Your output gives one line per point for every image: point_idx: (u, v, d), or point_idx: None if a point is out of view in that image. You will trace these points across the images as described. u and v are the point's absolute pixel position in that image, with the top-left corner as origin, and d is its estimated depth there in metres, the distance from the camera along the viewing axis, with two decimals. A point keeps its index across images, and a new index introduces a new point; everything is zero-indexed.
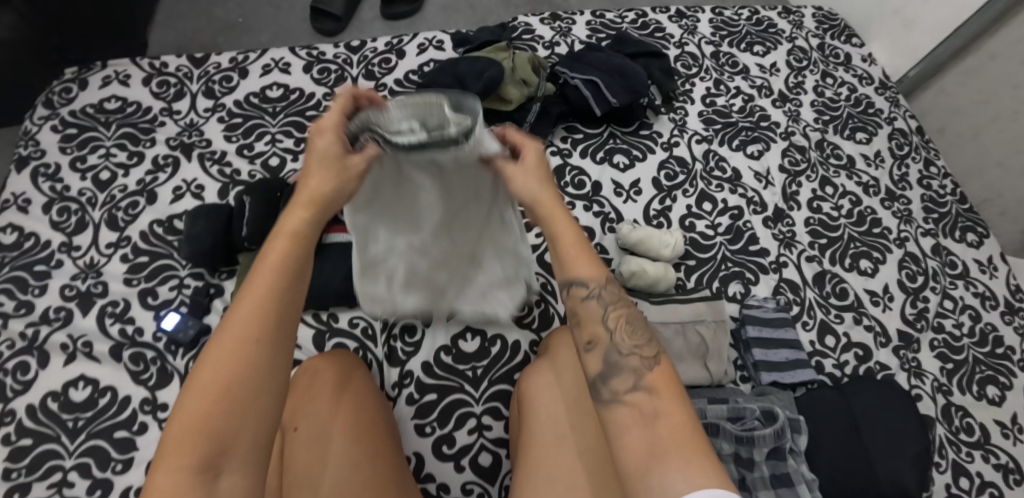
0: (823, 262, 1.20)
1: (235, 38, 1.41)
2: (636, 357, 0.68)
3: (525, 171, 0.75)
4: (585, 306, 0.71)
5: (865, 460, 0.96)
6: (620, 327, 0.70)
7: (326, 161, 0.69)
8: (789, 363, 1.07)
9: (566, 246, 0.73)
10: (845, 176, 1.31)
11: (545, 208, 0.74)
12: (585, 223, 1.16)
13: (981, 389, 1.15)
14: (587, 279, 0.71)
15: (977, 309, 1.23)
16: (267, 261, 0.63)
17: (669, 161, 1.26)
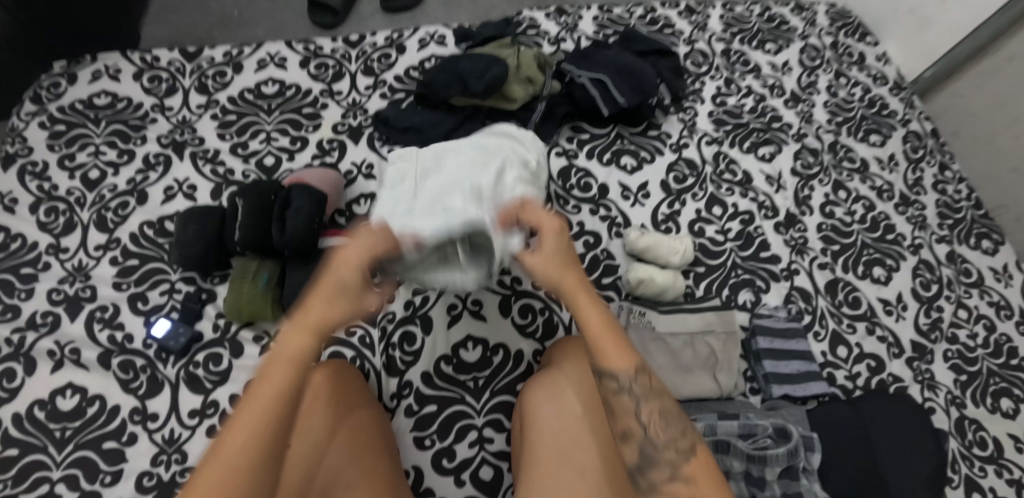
0: (835, 270, 1.17)
1: (230, 31, 1.37)
2: (672, 450, 0.72)
3: (548, 264, 0.77)
4: (617, 399, 0.74)
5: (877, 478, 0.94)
6: (654, 421, 0.74)
7: (327, 285, 0.70)
8: (801, 375, 1.04)
9: (599, 334, 0.75)
10: (858, 180, 1.28)
11: (576, 298, 0.77)
12: (592, 227, 1.12)
13: (997, 402, 1.12)
14: (620, 372, 0.74)
15: (993, 319, 1.19)
16: (272, 389, 0.65)
17: (678, 163, 1.22)
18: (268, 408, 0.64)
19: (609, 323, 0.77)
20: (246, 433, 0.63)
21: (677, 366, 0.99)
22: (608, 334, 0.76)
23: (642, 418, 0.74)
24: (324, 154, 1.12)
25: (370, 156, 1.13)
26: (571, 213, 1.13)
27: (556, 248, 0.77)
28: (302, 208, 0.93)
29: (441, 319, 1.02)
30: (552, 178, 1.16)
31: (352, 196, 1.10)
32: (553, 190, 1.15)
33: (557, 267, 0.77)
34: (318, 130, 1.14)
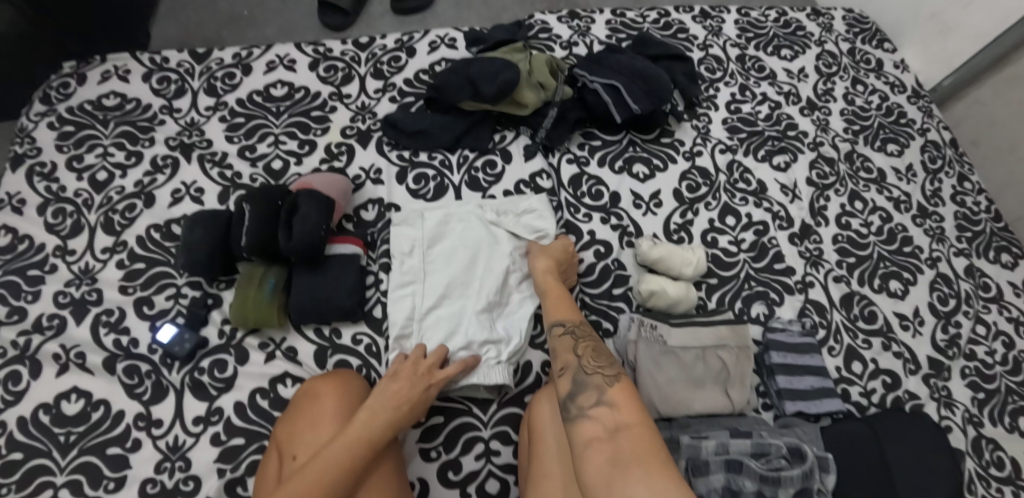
0: (851, 283, 1.15)
1: (240, 31, 1.36)
2: (600, 377, 0.75)
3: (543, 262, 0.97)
4: (561, 343, 0.83)
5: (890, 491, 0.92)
6: (587, 354, 0.80)
7: (407, 388, 0.85)
8: (814, 391, 1.02)
9: (558, 308, 0.90)
10: (875, 190, 1.25)
11: (550, 292, 0.93)
12: (602, 236, 1.10)
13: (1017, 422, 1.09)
14: (563, 322, 0.87)
15: (1013, 336, 1.16)
16: (345, 450, 0.75)
17: (691, 172, 1.20)
18: (347, 460, 0.74)
19: (569, 306, 0.90)
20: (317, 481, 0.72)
21: (689, 380, 0.97)
22: (567, 310, 0.88)
23: (579, 355, 0.80)
24: (332, 158, 1.11)
25: (378, 161, 1.12)
26: (582, 222, 1.11)
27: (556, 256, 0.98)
28: (309, 214, 0.92)
29: None
30: (563, 185, 1.15)
31: (361, 201, 1.08)
32: (564, 197, 1.13)
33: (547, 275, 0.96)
34: (326, 134, 1.13)
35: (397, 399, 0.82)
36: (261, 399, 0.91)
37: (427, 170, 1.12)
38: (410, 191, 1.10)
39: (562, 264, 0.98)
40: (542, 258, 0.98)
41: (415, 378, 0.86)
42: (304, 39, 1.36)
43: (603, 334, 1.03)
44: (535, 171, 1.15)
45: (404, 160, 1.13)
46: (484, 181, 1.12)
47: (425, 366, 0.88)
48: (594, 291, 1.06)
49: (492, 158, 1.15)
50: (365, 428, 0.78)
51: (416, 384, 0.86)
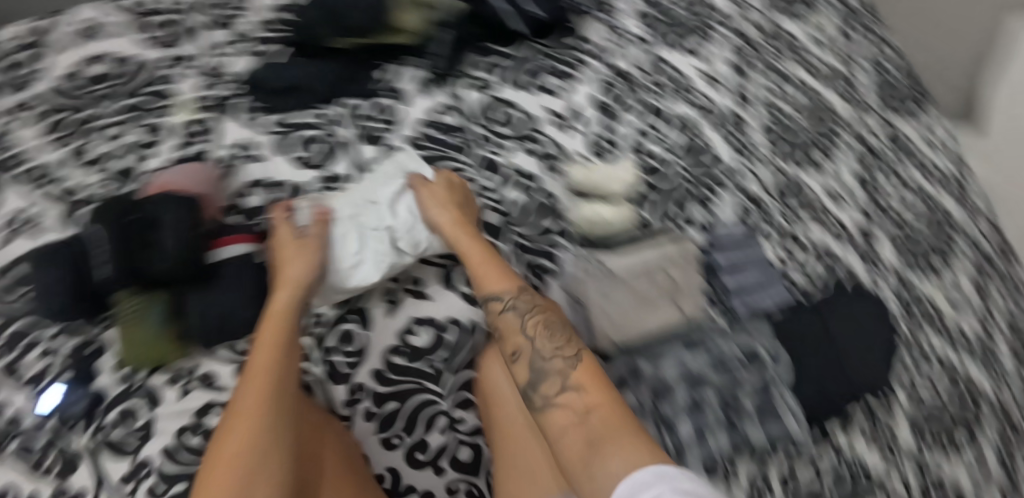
0: (785, 171, 1.11)
1: None
2: (560, 361, 0.69)
3: (437, 203, 0.89)
4: (501, 316, 0.78)
5: (841, 369, 0.93)
6: (540, 333, 0.74)
7: (289, 264, 0.84)
8: (760, 283, 0.98)
9: (477, 268, 0.83)
10: (796, 64, 1.24)
11: (459, 234, 0.87)
12: (527, 169, 0.99)
13: (960, 245, 1.10)
14: (498, 293, 0.80)
15: (948, 169, 1.18)
16: (266, 337, 0.76)
17: (605, 75, 1.11)
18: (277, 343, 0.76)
19: (488, 263, 0.84)
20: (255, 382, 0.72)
21: (638, 301, 0.89)
22: (502, 277, 0.81)
23: (530, 332, 0.74)
24: (191, 137, 0.93)
25: (251, 134, 0.95)
26: (500, 156, 1.00)
27: (447, 197, 0.90)
28: (171, 221, 0.80)
29: (381, 308, 0.90)
30: (472, 117, 1.02)
31: (237, 186, 0.92)
32: (477, 132, 1.01)
33: (445, 210, 0.88)
34: (175, 112, 0.95)
35: (286, 271, 0.83)
36: (192, 437, 0.80)
37: (309, 131, 0.96)
38: (298, 162, 0.94)
39: (454, 201, 0.90)
40: (439, 192, 0.90)
41: (293, 253, 0.84)
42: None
43: (544, 274, 0.94)
44: (436, 107, 1.01)
45: (284, 127, 0.96)
46: (376, 131, 0.98)
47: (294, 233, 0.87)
48: (525, 232, 0.96)
49: (381, 102, 1.00)
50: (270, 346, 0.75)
51: (305, 258, 0.84)
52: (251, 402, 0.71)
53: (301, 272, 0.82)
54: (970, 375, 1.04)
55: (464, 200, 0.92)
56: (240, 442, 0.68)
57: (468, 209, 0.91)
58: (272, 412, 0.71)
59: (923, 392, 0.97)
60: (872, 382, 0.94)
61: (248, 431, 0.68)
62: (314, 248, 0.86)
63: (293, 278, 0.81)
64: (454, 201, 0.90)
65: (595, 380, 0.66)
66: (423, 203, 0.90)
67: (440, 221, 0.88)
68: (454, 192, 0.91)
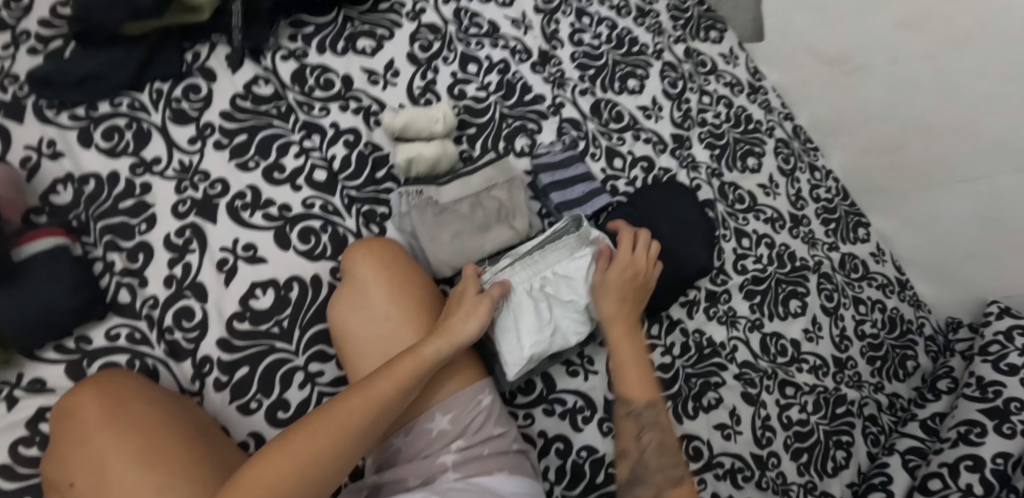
0: (595, 93, 1.23)
1: None
2: (659, 475, 0.81)
3: (609, 285, 0.93)
4: (624, 422, 0.87)
5: (664, 252, 1.07)
6: (653, 450, 0.84)
7: (462, 311, 0.81)
8: (587, 195, 1.08)
9: (624, 369, 0.89)
10: (597, 3, 1.34)
11: (620, 326, 0.91)
12: (348, 124, 1.01)
13: (769, 142, 1.36)
14: (634, 400, 0.87)
15: (749, 82, 1.43)
16: (398, 370, 0.72)
17: (420, 31, 1.13)
18: (404, 377, 0.72)
19: (637, 370, 0.89)
20: (357, 403, 0.68)
21: (473, 227, 0.97)
22: (643, 378, 0.88)
23: (642, 444, 0.85)
24: None
25: (48, 131, 0.90)
26: (320, 117, 1.00)
27: (617, 276, 0.94)
28: None
29: (215, 279, 0.88)
30: (287, 86, 1.01)
31: (42, 187, 0.87)
32: (292, 98, 1.01)
33: (616, 292, 0.93)
34: None
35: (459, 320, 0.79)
36: (27, 447, 0.77)
37: (118, 120, 0.93)
38: (104, 152, 0.91)
39: (620, 282, 0.93)
40: (613, 272, 0.94)
41: (472, 305, 0.82)
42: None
43: (381, 220, 0.98)
44: (248, 80, 1.00)
45: (81, 119, 0.92)
46: (190, 111, 0.96)
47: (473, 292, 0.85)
48: (356, 184, 0.98)
49: (193, 82, 0.98)
50: (415, 368, 0.73)
51: (473, 313, 0.81)
52: (351, 418, 0.67)
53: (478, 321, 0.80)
54: (781, 244, 1.26)
55: (641, 289, 0.96)
56: (326, 441, 0.65)
57: (639, 299, 0.96)
58: (372, 424, 0.69)
59: (748, 262, 1.21)
60: (695, 263, 1.08)
61: (343, 435, 0.66)
62: (489, 308, 0.83)
63: (459, 336, 0.77)
64: (630, 279, 0.95)
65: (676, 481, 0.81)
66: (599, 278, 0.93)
67: (608, 306, 0.92)
68: (625, 267, 0.95)
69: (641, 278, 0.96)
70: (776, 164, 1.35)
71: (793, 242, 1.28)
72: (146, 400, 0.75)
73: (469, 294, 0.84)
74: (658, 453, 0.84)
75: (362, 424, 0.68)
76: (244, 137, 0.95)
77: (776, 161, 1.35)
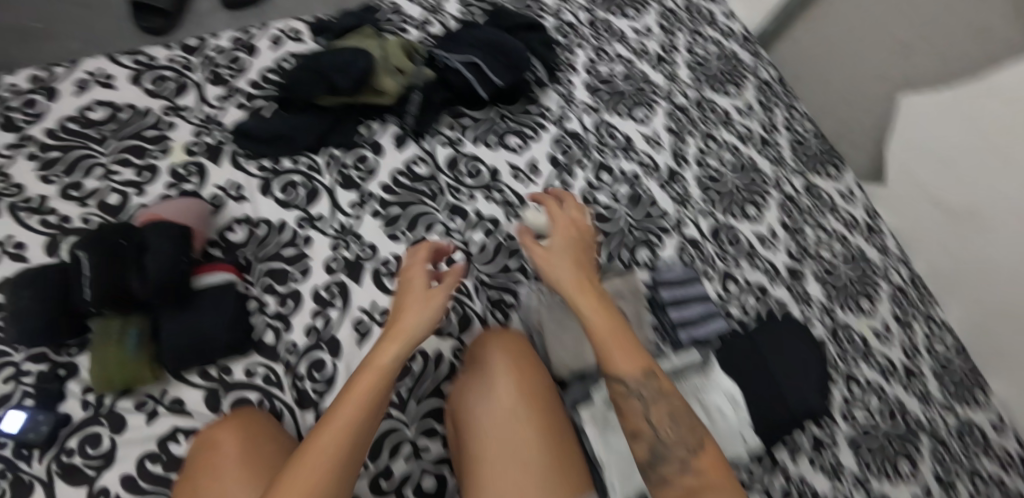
0: (716, 216, 1.27)
1: (32, 47, 1.22)
2: (682, 449, 0.73)
3: (554, 256, 0.85)
4: (627, 404, 0.75)
5: (775, 388, 1.04)
6: (664, 422, 0.75)
7: (406, 302, 0.76)
8: (702, 316, 1.10)
9: (607, 340, 0.77)
10: (724, 129, 1.41)
11: (582, 297, 0.81)
12: (489, 213, 1.08)
13: (884, 286, 1.38)
14: (624, 374, 0.75)
15: (865, 222, 1.47)
16: (376, 367, 0.69)
17: (563, 137, 1.22)
18: (376, 381, 0.68)
19: (622, 336, 0.78)
20: (345, 412, 0.66)
21: None
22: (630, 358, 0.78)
23: (655, 421, 0.75)
24: (181, 181, 1.01)
25: (237, 176, 1.02)
26: (465, 203, 1.08)
27: (559, 245, 0.88)
28: (164, 252, 0.82)
29: (349, 338, 0.93)
30: (440, 169, 1.10)
31: (223, 223, 0.98)
32: (444, 182, 1.09)
33: (564, 260, 0.85)
34: (168, 155, 1.03)
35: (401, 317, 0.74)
36: (153, 464, 0.81)
37: (294, 176, 1.03)
38: (278, 202, 1.01)
39: (567, 248, 0.88)
40: (557, 247, 0.87)
41: (417, 299, 0.76)
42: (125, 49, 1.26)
43: (506, 308, 1.02)
44: (409, 159, 1.09)
45: (266, 170, 1.03)
46: (357, 178, 1.05)
47: (419, 284, 0.79)
48: (489, 271, 1.04)
49: (362, 153, 1.08)
50: (382, 370, 0.69)
51: (416, 307, 0.75)
52: (341, 427, 0.65)
53: (428, 315, 0.74)
54: (892, 398, 1.22)
55: (586, 249, 0.91)
56: (330, 455, 0.63)
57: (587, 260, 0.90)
58: (358, 443, 0.65)
59: (856, 410, 1.16)
60: (807, 405, 1.04)
61: (342, 449, 0.64)
62: (439, 299, 0.77)
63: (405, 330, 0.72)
64: (570, 247, 0.88)
65: (715, 469, 0.72)
66: (554, 248, 0.87)
67: (559, 280, 0.83)
68: (569, 237, 0.90)
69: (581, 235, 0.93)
70: (890, 310, 1.35)
71: (905, 398, 1.23)
72: (274, 437, 0.80)
73: (414, 285, 0.78)
74: (669, 425, 0.75)
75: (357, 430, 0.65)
76: (398, 210, 1.04)
77: (891, 307, 1.36)
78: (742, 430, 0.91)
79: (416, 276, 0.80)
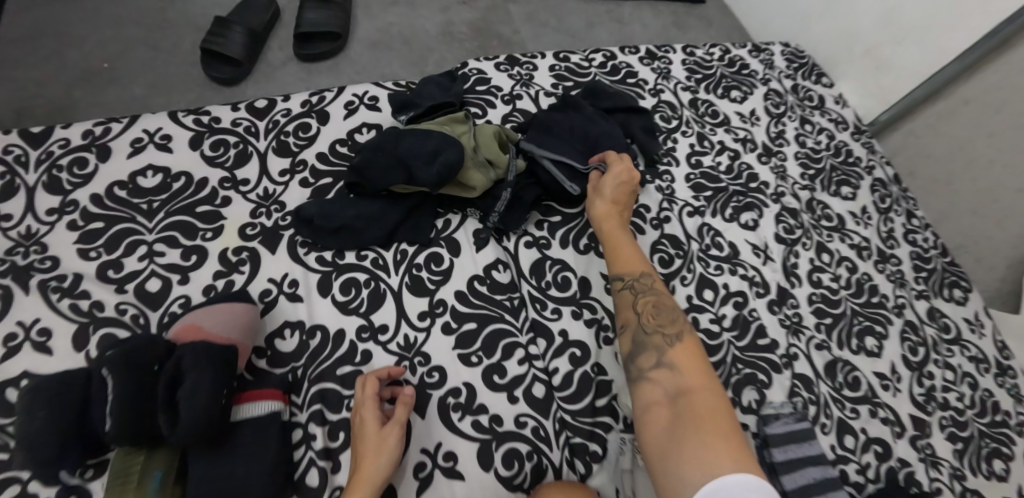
0: (832, 348, 1.09)
1: (96, 91, 1.13)
2: (662, 341, 0.79)
3: (608, 187, 0.94)
4: (622, 295, 0.85)
5: None
6: (648, 313, 0.82)
7: (364, 440, 0.75)
8: (821, 484, 0.89)
9: (613, 247, 0.89)
10: (838, 239, 1.22)
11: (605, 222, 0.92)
12: (577, 335, 0.92)
13: (1019, 444, 1.19)
14: (622, 273, 0.87)
15: (996, 359, 1.27)
16: None
17: (661, 242, 1.06)
18: None
19: (625, 243, 0.90)
20: None
21: None
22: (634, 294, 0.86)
23: (639, 311, 0.83)
24: (232, 270, 0.87)
25: (294, 269, 0.88)
26: (551, 320, 0.92)
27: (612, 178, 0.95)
28: (203, 386, 0.68)
29: (407, 486, 0.79)
30: (523, 276, 0.95)
31: (274, 325, 0.84)
32: (527, 291, 0.94)
33: (606, 191, 0.94)
34: (220, 236, 0.89)
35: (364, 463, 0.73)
36: None
37: (358, 274, 0.89)
38: (338, 306, 0.87)
39: (618, 186, 0.95)
40: (613, 179, 0.95)
41: (373, 444, 0.74)
42: (189, 99, 1.15)
43: (591, 459, 0.85)
44: (489, 262, 0.94)
45: (327, 264, 0.90)
46: (429, 282, 0.91)
47: (370, 416, 0.77)
48: (574, 408, 0.88)
49: (437, 251, 0.94)
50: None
51: (375, 456, 0.74)
52: None
53: (389, 460, 0.73)
54: None
55: (631, 198, 0.96)
56: None
57: (628, 207, 0.96)
58: None
59: None
60: None
61: None
62: (394, 442, 0.75)
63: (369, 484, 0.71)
64: (624, 185, 0.95)
65: (695, 370, 0.76)
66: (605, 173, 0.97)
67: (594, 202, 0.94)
68: (625, 176, 0.95)
69: (630, 182, 0.96)
70: None
71: None
72: None
73: (369, 414, 0.77)
74: (654, 314, 0.82)
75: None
76: (473, 325, 0.89)
77: None
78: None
79: (363, 415, 0.77)
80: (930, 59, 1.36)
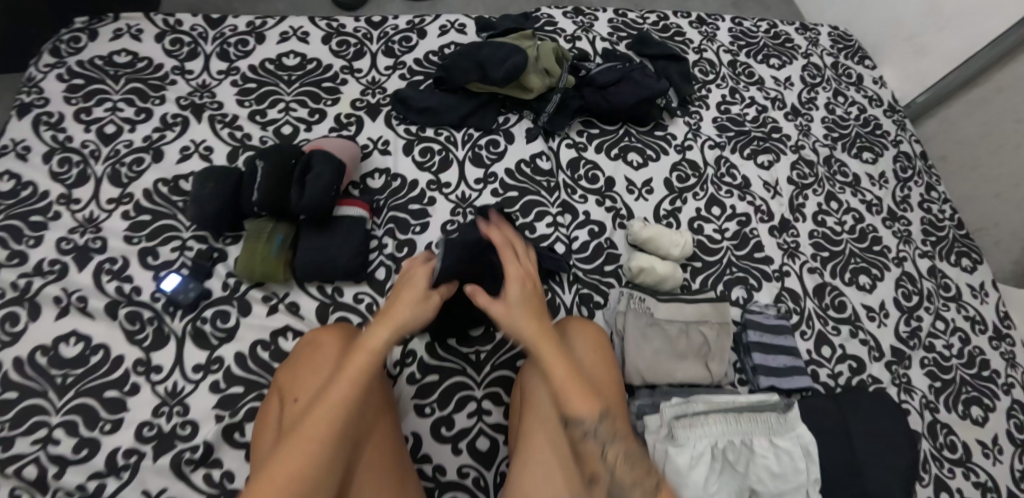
0: (823, 274, 1.24)
1: (250, 4, 1.46)
2: (637, 488, 0.76)
3: (517, 301, 0.82)
4: (585, 446, 0.76)
5: (851, 458, 1.02)
6: (619, 464, 0.77)
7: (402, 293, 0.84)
8: (787, 368, 1.09)
9: (563, 385, 0.76)
10: (850, 193, 1.37)
11: (544, 347, 0.79)
12: (597, 217, 1.14)
13: (1003, 400, 1.25)
14: (586, 418, 0.75)
15: (995, 325, 1.33)
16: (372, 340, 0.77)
17: (682, 164, 1.25)
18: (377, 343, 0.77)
19: (567, 375, 0.77)
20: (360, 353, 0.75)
21: (673, 353, 1.02)
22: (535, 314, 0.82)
23: (608, 462, 0.76)
24: (342, 128, 1.16)
25: (386, 133, 1.16)
26: (578, 203, 1.15)
27: (519, 298, 0.82)
28: (322, 175, 0.96)
29: None
30: (561, 167, 1.18)
31: (367, 169, 1.12)
32: (562, 179, 1.17)
33: (523, 314, 0.81)
34: (336, 105, 1.18)
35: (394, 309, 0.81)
36: (263, 350, 0.95)
37: (432, 144, 1.16)
38: (415, 163, 1.13)
39: (520, 301, 0.82)
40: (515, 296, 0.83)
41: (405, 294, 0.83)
42: None
43: (594, 306, 1.07)
44: (535, 152, 1.18)
45: (411, 134, 1.16)
46: (486, 158, 1.16)
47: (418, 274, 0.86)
48: (586, 267, 1.09)
49: (495, 138, 1.18)
50: (354, 380, 0.73)
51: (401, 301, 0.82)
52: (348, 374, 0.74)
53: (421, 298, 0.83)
54: None
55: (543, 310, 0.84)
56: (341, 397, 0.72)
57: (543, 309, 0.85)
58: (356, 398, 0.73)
59: None
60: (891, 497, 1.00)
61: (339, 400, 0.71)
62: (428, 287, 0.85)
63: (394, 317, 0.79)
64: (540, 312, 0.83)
65: None
66: (511, 316, 0.81)
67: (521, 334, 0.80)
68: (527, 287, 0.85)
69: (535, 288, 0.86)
70: (1005, 426, 1.22)
71: None
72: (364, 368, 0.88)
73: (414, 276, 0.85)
74: (625, 464, 0.77)
75: (320, 456, 0.68)
76: (515, 194, 1.13)
77: (1006, 424, 1.22)
78: (808, 487, 0.89)
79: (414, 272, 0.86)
80: (964, 49, 1.50)
